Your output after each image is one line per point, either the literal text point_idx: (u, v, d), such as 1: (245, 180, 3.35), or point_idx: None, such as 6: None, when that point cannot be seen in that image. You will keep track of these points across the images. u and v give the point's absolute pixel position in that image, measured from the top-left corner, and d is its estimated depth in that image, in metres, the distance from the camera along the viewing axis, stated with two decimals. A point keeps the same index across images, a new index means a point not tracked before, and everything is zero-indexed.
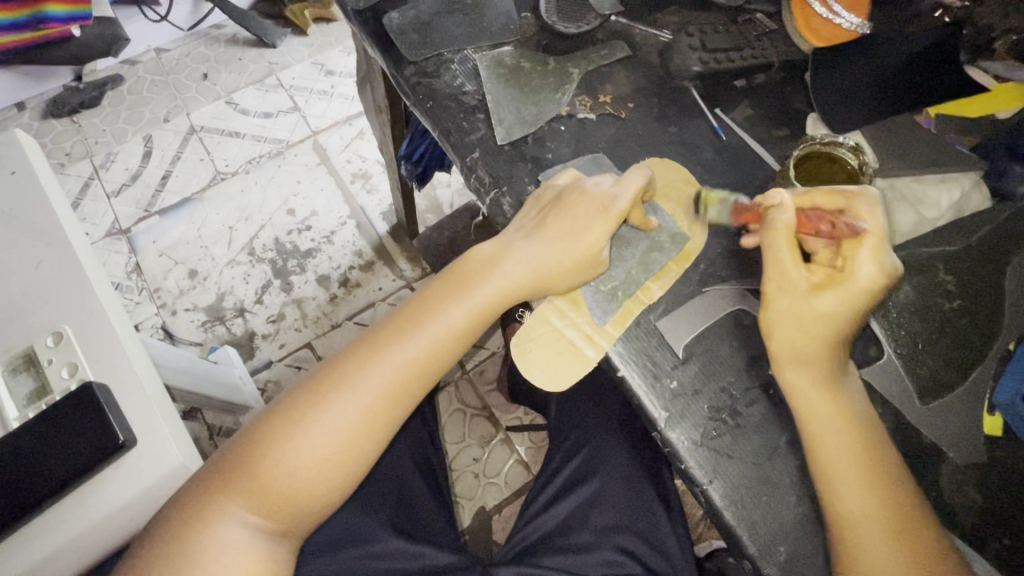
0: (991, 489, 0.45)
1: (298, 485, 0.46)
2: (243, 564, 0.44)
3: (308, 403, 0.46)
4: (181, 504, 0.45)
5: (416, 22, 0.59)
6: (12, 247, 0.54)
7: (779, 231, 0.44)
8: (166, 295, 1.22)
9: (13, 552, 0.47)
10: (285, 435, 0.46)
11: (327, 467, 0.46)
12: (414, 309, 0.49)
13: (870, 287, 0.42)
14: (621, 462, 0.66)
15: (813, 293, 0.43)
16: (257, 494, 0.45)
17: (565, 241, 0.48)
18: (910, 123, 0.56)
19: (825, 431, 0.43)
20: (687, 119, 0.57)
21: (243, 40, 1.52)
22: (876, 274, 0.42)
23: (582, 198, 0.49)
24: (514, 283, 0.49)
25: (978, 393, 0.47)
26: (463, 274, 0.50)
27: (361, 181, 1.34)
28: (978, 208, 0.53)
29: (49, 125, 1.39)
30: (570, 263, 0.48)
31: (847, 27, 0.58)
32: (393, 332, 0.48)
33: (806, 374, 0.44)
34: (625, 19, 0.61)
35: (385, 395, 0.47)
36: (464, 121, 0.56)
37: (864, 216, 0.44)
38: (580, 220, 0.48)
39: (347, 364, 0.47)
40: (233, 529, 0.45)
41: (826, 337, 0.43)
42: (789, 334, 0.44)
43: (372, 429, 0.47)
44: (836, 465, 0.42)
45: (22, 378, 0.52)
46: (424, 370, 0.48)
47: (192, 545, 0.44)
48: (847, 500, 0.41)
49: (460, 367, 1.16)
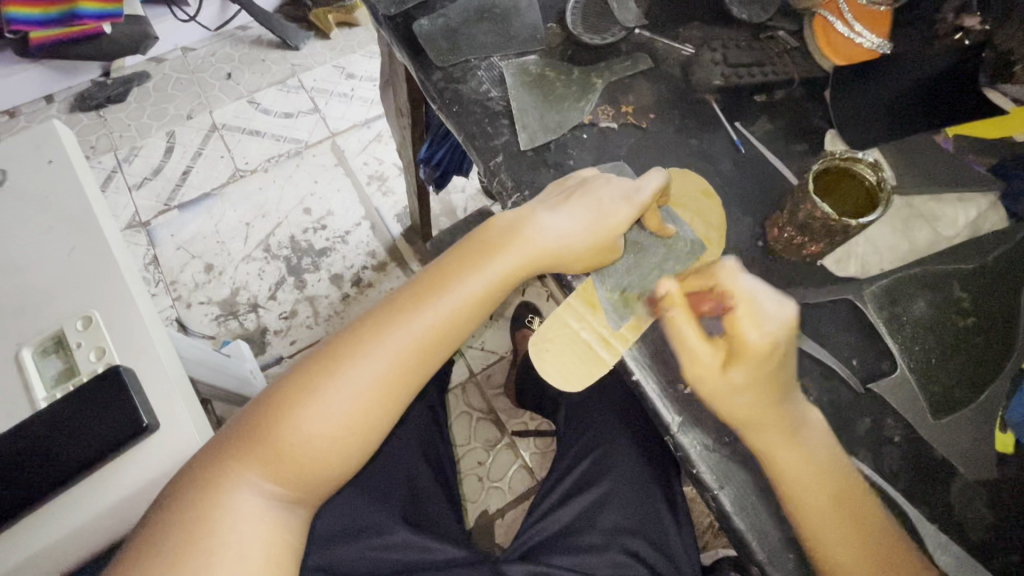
0: (1001, 506, 0.45)
1: (312, 452, 0.46)
2: (261, 532, 0.44)
3: (325, 369, 0.46)
4: (192, 473, 0.45)
5: (445, 29, 0.61)
6: (47, 234, 0.57)
7: (679, 316, 0.46)
8: (181, 287, 1.24)
9: (40, 526, 0.49)
10: (301, 402, 0.46)
11: (344, 433, 0.46)
12: (434, 279, 0.49)
13: (764, 348, 0.43)
14: (629, 465, 0.66)
15: (724, 370, 0.44)
16: (274, 461, 0.45)
17: (592, 221, 0.48)
18: (925, 144, 0.57)
19: (804, 477, 0.43)
20: (706, 131, 0.58)
21: (267, 42, 1.55)
22: (762, 332, 0.43)
23: (608, 183, 0.50)
24: (536, 251, 0.50)
25: (990, 411, 0.47)
26: (483, 242, 0.50)
27: (377, 183, 1.36)
28: (995, 227, 0.53)
29: (76, 118, 1.43)
30: (592, 240, 0.49)
31: (867, 46, 0.58)
32: (411, 300, 0.49)
33: (761, 433, 0.43)
34: (649, 32, 0.62)
35: (402, 362, 0.47)
36: (489, 126, 0.57)
37: (727, 285, 0.45)
38: (605, 201, 0.49)
39: (364, 331, 0.48)
40: (248, 498, 0.44)
41: (753, 407, 0.43)
42: (730, 420, 0.44)
43: (390, 396, 0.47)
44: (815, 506, 0.42)
45: (52, 359, 0.54)
46: (444, 337, 0.49)
47: (206, 516, 0.43)
48: (827, 541, 0.42)
49: (468, 370, 1.17)
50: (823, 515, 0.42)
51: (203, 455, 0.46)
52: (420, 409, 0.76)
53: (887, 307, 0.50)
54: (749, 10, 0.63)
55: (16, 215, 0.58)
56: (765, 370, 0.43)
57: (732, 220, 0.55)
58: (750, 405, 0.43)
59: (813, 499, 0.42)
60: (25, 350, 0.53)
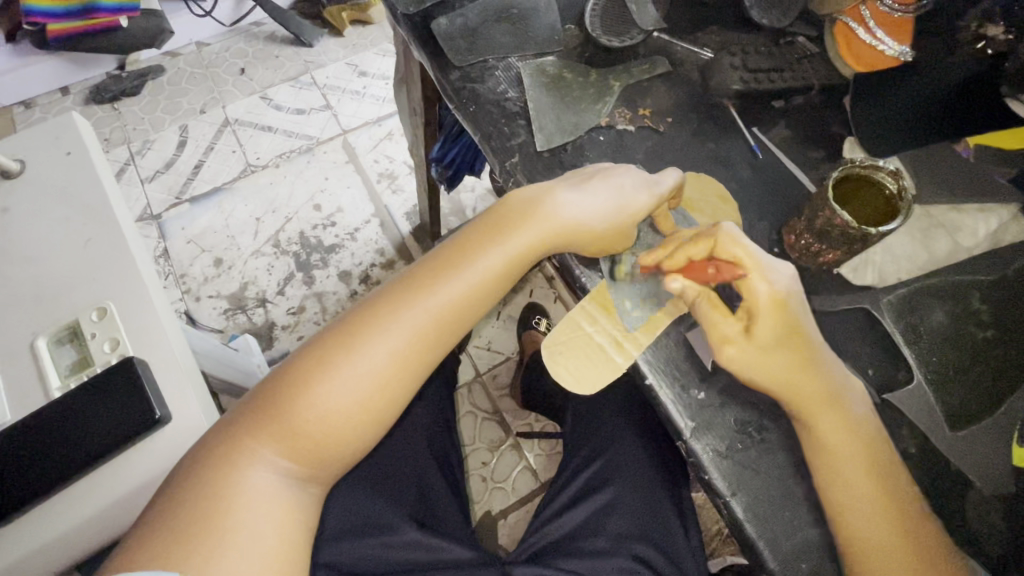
0: (1018, 522, 0.44)
1: (326, 429, 0.46)
2: (275, 512, 0.44)
3: (341, 345, 0.46)
4: (205, 449, 0.45)
5: (463, 29, 0.61)
6: (65, 224, 0.57)
7: (700, 303, 0.46)
8: (191, 280, 1.25)
9: (53, 514, 0.49)
10: (317, 378, 0.46)
11: (357, 411, 0.46)
12: (449, 258, 0.49)
13: (773, 303, 0.43)
14: (639, 469, 0.66)
15: (750, 336, 0.43)
16: (289, 438, 0.45)
17: (611, 206, 0.48)
18: (946, 155, 0.56)
19: (858, 458, 0.43)
20: (724, 136, 0.58)
21: (281, 38, 1.56)
22: (769, 283, 0.43)
23: (628, 171, 0.50)
24: (554, 232, 0.49)
25: (1008, 425, 0.47)
26: (500, 221, 0.50)
27: (387, 181, 1.37)
28: (1015, 239, 0.52)
29: (91, 111, 1.44)
30: (611, 225, 0.48)
31: (888, 53, 0.57)
32: (427, 278, 0.49)
33: (805, 395, 0.43)
34: (667, 35, 0.62)
35: (417, 340, 0.47)
36: (505, 127, 0.57)
37: (729, 249, 0.45)
38: (625, 187, 0.49)
39: (380, 309, 0.47)
40: (262, 476, 0.45)
41: (785, 367, 0.43)
42: (777, 387, 0.43)
43: (404, 373, 0.47)
44: (849, 482, 0.42)
45: (67, 349, 0.54)
46: (458, 317, 0.49)
47: (221, 496, 0.43)
48: (865, 526, 0.42)
49: (474, 370, 1.17)
50: (867, 499, 0.42)
51: (216, 430, 0.46)
52: (428, 407, 0.76)
53: (905, 317, 0.50)
54: (770, 15, 0.62)
55: (33, 205, 0.58)
56: (784, 320, 0.43)
57: (748, 225, 0.54)
58: (772, 357, 0.43)
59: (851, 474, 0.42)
60: (41, 339, 0.54)
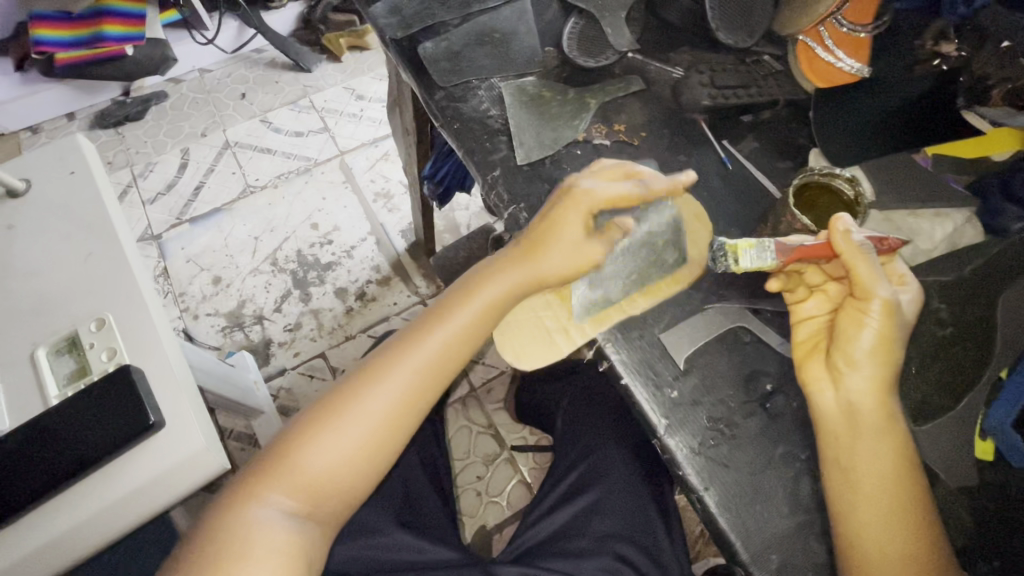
0: (982, 514, 0.46)
1: (337, 470, 0.49)
2: (283, 546, 0.46)
3: (345, 395, 0.50)
4: (225, 496, 0.48)
5: (448, 52, 0.64)
6: (67, 240, 0.60)
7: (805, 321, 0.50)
8: (189, 299, 1.27)
9: (50, 517, 0.50)
10: (324, 425, 0.49)
11: (363, 450, 0.50)
12: (438, 310, 0.54)
13: (880, 344, 0.45)
14: (623, 473, 0.67)
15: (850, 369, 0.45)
16: (298, 481, 0.48)
17: (558, 236, 0.52)
18: (907, 162, 0.59)
19: (837, 428, 0.45)
20: (695, 149, 0.61)
21: (281, 64, 1.62)
22: (871, 327, 0.45)
23: (568, 196, 0.53)
24: (528, 275, 0.53)
25: (969, 419, 0.48)
26: (480, 273, 0.55)
27: (384, 200, 1.40)
28: (971, 241, 0.55)
29: (96, 135, 1.48)
30: (562, 251, 0.52)
31: (846, 70, 0.61)
32: (420, 328, 0.53)
33: (812, 375, 0.47)
34: (641, 56, 0.66)
35: (416, 385, 0.51)
36: (488, 142, 0.60)
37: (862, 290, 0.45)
38: (561, 215, 0.52)
39: (380, 360, 0.52)
40: (270, 515, 0.47)
41: (872, 403, 0.45)
42: (859, 413, 0.45)
43: (407, 410, 0.51)
44: (851, 453, 0.44)
45: (65, 359, 0.56)
46: (452, 359, 0.52)
47: (232, 530, 0.45)
48: (846, 500, 0.44)
49: (469, 384, 1.18)
50: (854, 466, 0.44)
51: (234, 481, 0.49)
52: None
53: None
54: (736, 36, 0.65)
55: (37, 222, 0.61)
56: (892, 361, 0.45)
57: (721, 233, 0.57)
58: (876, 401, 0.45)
59: (842, 446, 0.45)
60: (40, 350, 0.56)
